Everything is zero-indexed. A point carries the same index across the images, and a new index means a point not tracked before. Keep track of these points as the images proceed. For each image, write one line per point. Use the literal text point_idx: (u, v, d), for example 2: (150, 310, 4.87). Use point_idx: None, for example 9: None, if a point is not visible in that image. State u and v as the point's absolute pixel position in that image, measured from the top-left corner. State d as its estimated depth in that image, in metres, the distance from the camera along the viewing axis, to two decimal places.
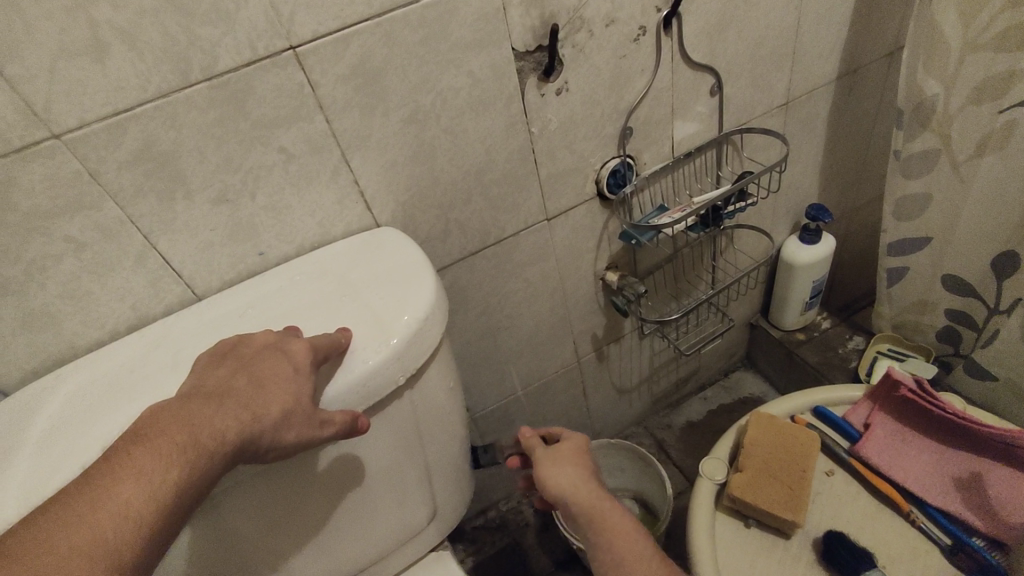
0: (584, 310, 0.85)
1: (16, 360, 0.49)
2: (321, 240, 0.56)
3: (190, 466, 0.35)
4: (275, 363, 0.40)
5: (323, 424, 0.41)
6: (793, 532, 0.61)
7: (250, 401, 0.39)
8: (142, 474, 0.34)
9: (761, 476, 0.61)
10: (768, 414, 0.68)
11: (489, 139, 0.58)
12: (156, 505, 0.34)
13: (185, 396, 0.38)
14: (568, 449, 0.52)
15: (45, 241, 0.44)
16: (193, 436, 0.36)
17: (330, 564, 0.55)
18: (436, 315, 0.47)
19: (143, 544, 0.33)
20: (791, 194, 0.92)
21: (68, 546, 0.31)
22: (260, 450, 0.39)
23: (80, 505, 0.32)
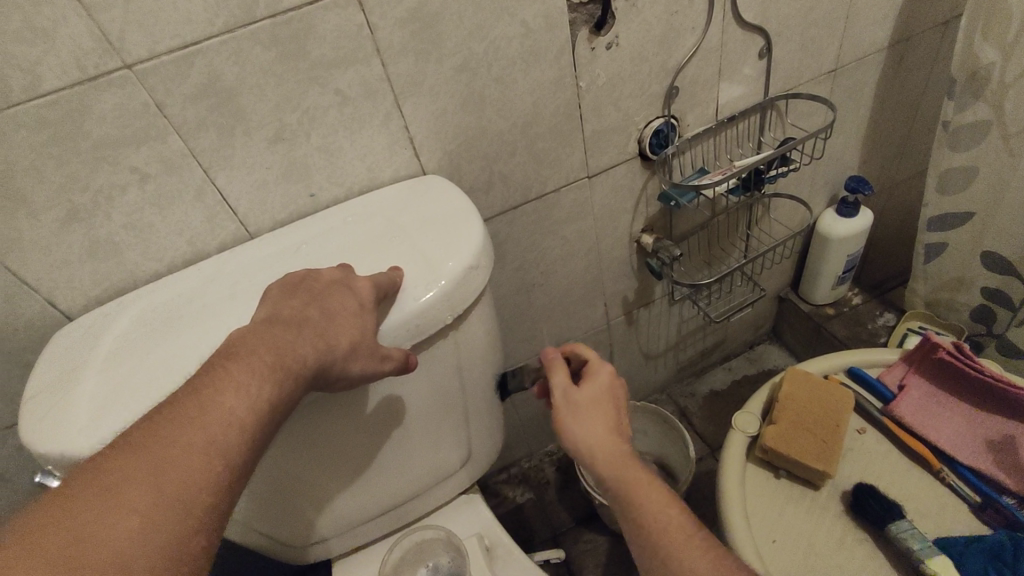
0: (617, 272, 0.86)
1: (83, 286, 0.51)
2: (370, 185, 0.57)
3: (279, 386, 0.37)
4: (343, 298, 0.42)
5: (384, 358, 0.43)
6: (823, 484, 0.63)
7: (324, 331, 0.40)
8: (241, 387, 0.36)
9: (794, 429, 0.62)
10: (804, 371, 0.68)
11: (537, 91, 0.59)
12: (256, 416, 0.36)
13: (264, 322, 0.40)
14: (587, 392, 0.47)
15: (112, 170, 0.46)
16: (281, 357, 0.38)
17: (372, 497, 0.58)
18: (483, 259, 0.48)
19: (245, 450, 0.35)
20: (831, 165, 0.91)
21: (186, 444, 0.33)
22: (330, 379, 0.41)
23: (189, 409, 0.35)
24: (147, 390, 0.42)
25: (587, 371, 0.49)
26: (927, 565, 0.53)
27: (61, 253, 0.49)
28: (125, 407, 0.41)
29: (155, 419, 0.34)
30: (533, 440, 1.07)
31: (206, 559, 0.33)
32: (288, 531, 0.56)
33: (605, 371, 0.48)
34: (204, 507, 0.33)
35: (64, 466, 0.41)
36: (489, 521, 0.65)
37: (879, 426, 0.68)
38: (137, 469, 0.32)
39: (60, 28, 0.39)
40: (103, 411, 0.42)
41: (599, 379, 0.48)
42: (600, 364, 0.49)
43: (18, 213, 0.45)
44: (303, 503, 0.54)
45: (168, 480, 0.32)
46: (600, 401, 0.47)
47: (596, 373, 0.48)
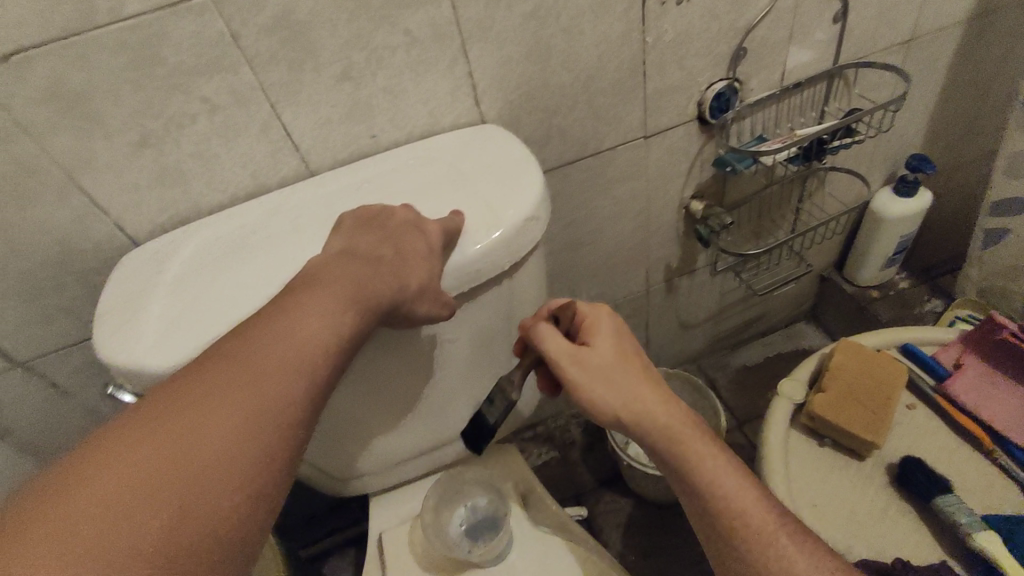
0: (663, 237, 0.85)
1: (149, 213, 0.53)
2: (430, 130, 0.57)
3: (354, 317, 0.38)
4: (414, 240, 0.42)
5: (445, 305, 0.43)
6: (868, 456, 0.63)
7: (398, 270, 0.41)
8: (326, 313, 0.37)
9: (845, 399, 0.62)
10: (855, 342, 0.67)
11: (603, 45, 0.58)
12: (338, 342, 0.38)
13: (342, 255, 0.41)
14: (612, 349, 0.46)
15: (185, 99, 0.47)
16: (359, 291, 0.39)
17: (412, 437, 0.60)
18: (543, 209, 0.48)
19: (330, 371, 0.37)
20: (894, 142, 0.88)
21: (276, 358, 0.35)
22: (397, 317, 0.42)
23: (278, 327, 0.36)
24: (210, 314, 0.44)
25: (590, 329, 0.47)
26: (973, 537, 0.54)
27: (132, 177, 0.50)
28: (190, 329, 0.43)
29: (252, 328, 0.36)
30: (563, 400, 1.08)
31: (293, 462, 0.35)
32: (332, 462, 0.58)
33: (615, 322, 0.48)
34: (292, 419, 0.35)
35: (133, 379, 0.43)
36: (522, 470, 0.66)
37: (931, 404, 0.67)
38: (235, 374, 0.34)
39: None
40: (169, 331, 0.43)
41: (614, 333, 0.47)
42: (606, 317, 0.48)
43: (95, 134, 0.46)
44: (350, 436, 0.55)
45: (262, 390, 0.34)
46: (626, 353, 0.47)
47: (608, 326, 0.48)
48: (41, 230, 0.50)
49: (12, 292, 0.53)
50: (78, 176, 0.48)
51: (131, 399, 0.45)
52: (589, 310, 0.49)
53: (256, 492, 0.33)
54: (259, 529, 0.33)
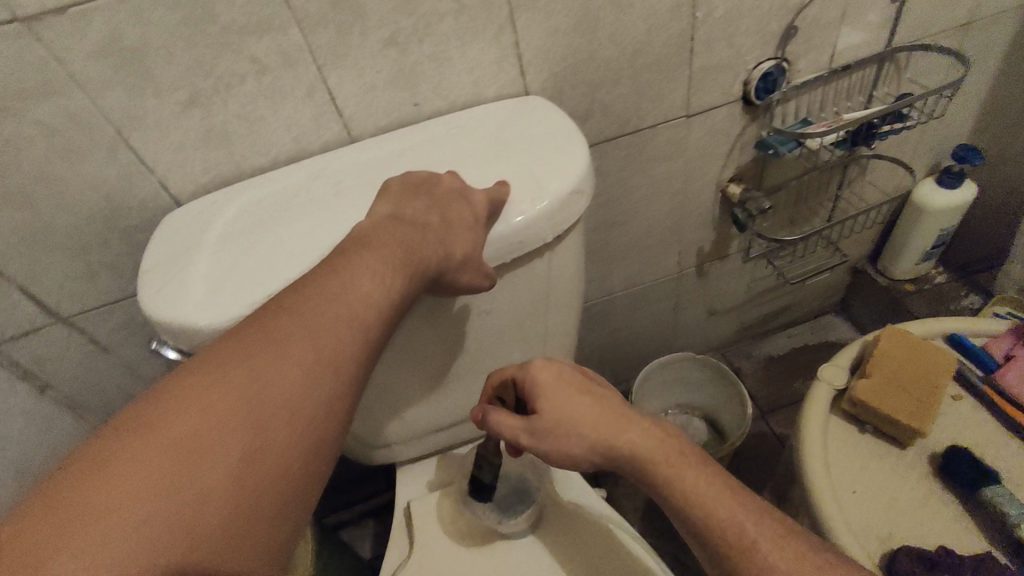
0: (697, 221, 0.84)
1: (193, 173, 0.53)
2: (472, 100, 0.57)
3: (406, 281, 0.38)
4: (460, 209, 0.42)
5: (487, 276, 0.43)
6: (910, 443, 0.62)
7: (444, 238, 0.41)
8: (378, 275, 0.37)
9: (890, 387, 0.60)
10: (902, 329, 0.65)
11: (652, 18, 0.57)
12: (391, 303, 0.38)
13: (390, 219, 0.41)
14: (561, 403, 0.45)
15: (234, 58, 0.47)
16: (410, 255, 0.39)
17: (442, 410, 0.60)
18: (587, 182, 0.48)
19: (381, 331, 0.38)
20: (940, 131, 0.86)
21: (332, 316, 0.36)
22: (441, 284, 0.42)
23: (333, 286, 0.36)
24: (253, 275, 0.44)
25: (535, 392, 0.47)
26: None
27: (178, 137, 0.50)
28: (234, 290, 0.43)
29: (308, 286, 0.36)
30: None
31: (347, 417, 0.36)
32: (362, 429, 0.58)
33: (551, 373, 0.47)
34: (346, 376, 0.35)
35: (178, 336, 0.43)
36: None
37: (977, 393, 0.65)
38: (295, 330, 0.35)
39: None
40: (213, 290, 0.44)
41: (556, 385, 0.46)
42: (541, 373, 0.47)
43: (145, 91, 0.47)
44: (381, 404, 0.56)
45: (319, 346, 0.35)
46: (577, 401, 0.46)
47: (549, 380, 0.47)
48: (89, 187, 0.51)
49: (58, 248, 0.53)
50: (127, 132, 0.49)
51: (175, 355, 0.46)
52: (526, 370, 0.48)
53: (313, 446, 0.34)
54: (312, 483, 0.34)
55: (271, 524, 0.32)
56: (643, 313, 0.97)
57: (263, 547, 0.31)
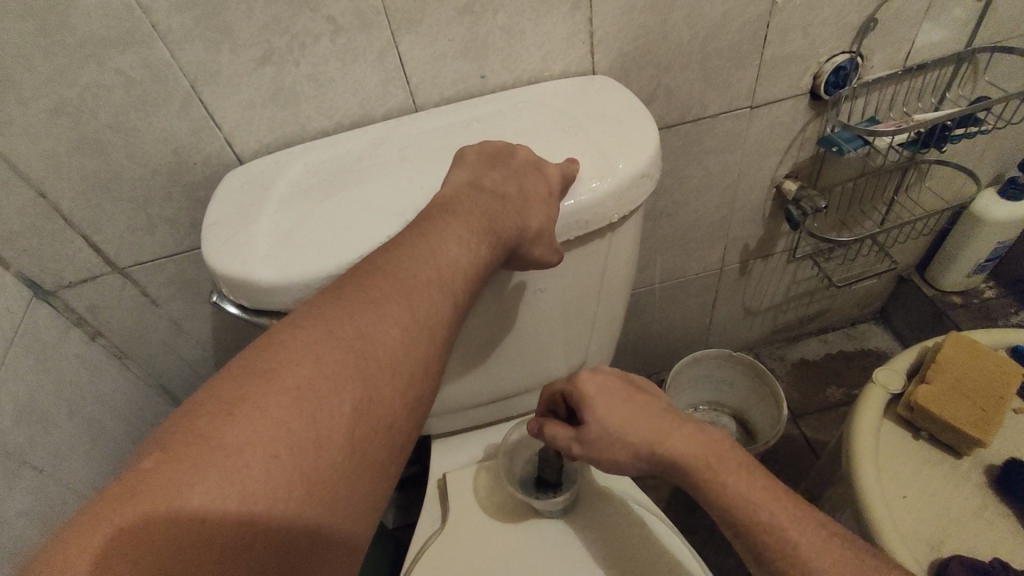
0: (747, 216, 0.83)
1: (258, 132, 0.53)
2: (539, 76, 0.56)
3: (487, 250, 0.40)
4: (537, 181, 0.41)
5: (555, 251, 0.43)
6: (967, 453, 0.60)
7: (521, 210, 0.41)
8: (462, 241, 0.38)
9: (950, 392, 0.59)
10: (968, 338, 0.63)
11: (730, 2, 0.55)
12: (476, 269, 0.39)
13: (469, 186, 0.41)
14: (610, 414, 0.43)
15: (311, 17, 0.47)
16: (493, 226, 0.40)
17: (485, 388, 0.59)
18: (657, 164, 0.47)
19: (468, 295, 0.39)
20: (1008, 140, 0.83)
21: (424, 279, 0.37)
22: (513, 256, 0.42)
23: (422, 249, 0.37)
24: (319, 235, 0.44)
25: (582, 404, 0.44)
26: None
27: (249, 94, 0.50)
28: (299, 248, 0.44)
29: (397, 250, 0.37)
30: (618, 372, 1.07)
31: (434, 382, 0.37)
32: None
33: (595, 385, 0.44)
34: (437, 337, 0.37)
35: (240, 290, 0.44)
36: None
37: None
38: (391, 290, 0.36)
39: None
40: (277, 247, 0.44)
41: (602, 395, 0.44)
42: (587, 383, 0.45)
43: (222, 46, 0.47)
44: None
45: (415, 306, 0.36)
46: (624, 411, 0.43)
47: (595, 391, 0.44)
48: (159, 139, 0.51)
49: (123, 198, 0.54)
50: (199, 86, 0.49)
51: (234, 311, 0.46)
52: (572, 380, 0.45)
53: (410, 405, 0.35)
54: (404, 442, 0.35)
55: (369, 483, 0.33)
56: (681, 307, 0.96)
57: (362, 499, 0.32)
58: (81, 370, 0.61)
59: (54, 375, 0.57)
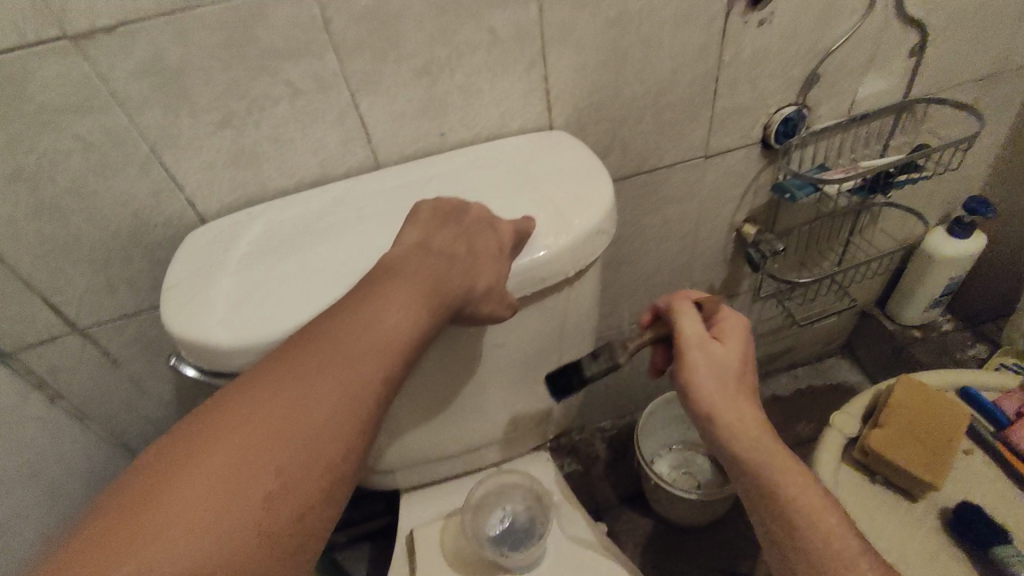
0: (709, 259, 0.85)
1: (219, 191, 0.54)
2: (497, 132, 0.58)
3: (434, 315, 0.39)
4: (487, 240, 0.42)
5: (508, 306, 0.43)
6: (921, 496, 0.62)
7: (469, 270, 0.41)
8: (403, 307, 0.37)
9: (902, 436, 0.61)
10: (917, 380, 0.65)
11: (679, 59, 0.58)
12: (414, 335, 0.37)
13: (417, 248, 0.40)
14: (741, 355, 0.43)
15: (271, 81, 0.48)
16: (436, 288, 0.39)
17: (452, 439, 0.59)
18: (612, 218, 0.48)
19: (405, 362, 0.37)
20: (953, 181, 0.87)
21: (358, 347, 0.35)
22: (463, 315, 0.42)
23: (360, 317, 0.36)
24: (283, 294, 0.44)
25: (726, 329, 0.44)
26: None
27: (209, 155, 0.51)
28: (262, 307, 0.44)
29: (335, 317, 0.36)
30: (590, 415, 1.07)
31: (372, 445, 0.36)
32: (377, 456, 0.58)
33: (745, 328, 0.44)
34: (369, 410, 0.35)
35: (197, 354, 0.44)
36: (556, 480, 0.66)
37: (989, 449, 0.64)
38: (322, 360, 0.35)
39: None
40: (239, 308, 0.44)
41: (744, 342, 0.44)
42: (744, 326, 0.44)
43: (181, 109, 0.47)
44: (394, 430, 0.56)
45: (343, 381, 0.35)
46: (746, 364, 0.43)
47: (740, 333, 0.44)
48: (118, 201, 0.51)
49: (82, 260, 0.54)
50: (160, 149, 0.49)
51: (190, 373, 0.46)
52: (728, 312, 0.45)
53: (340, 478, 0.34)
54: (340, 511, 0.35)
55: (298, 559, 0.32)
56: None
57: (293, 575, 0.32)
58: (37, 433, 0.59)
59: (5, 441, 0.55)
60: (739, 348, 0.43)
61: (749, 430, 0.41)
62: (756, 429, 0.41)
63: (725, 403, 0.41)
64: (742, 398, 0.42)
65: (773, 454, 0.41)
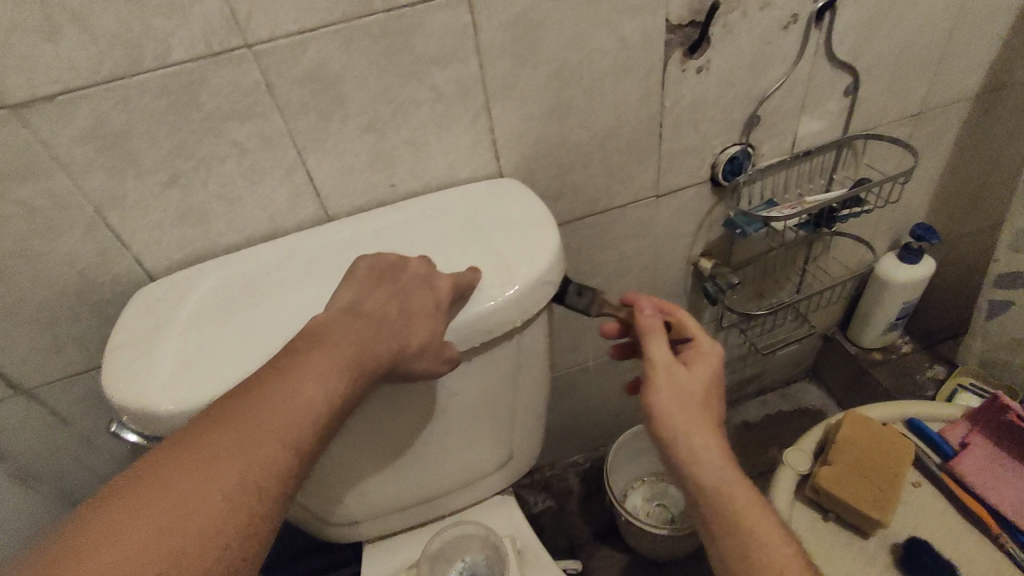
0: (669, 293, 0.86)
1: (168, 250, 0.53)
2: (447, 181, 0.58)
3: (359, 381, 0.39)
4: (424, 297, 0.42)
5: (447, 360, 0.44)
6: (873, 534, 0.62)
7: (399, 331, 0.41)
8: (322, 378, 0.37)
9: (852, 474, 0.62)
10: (865, 417, 0.67)
11: (622, 106, 0.59)
12: (331, 406, 0.37)
13: (346, 312, 0.41)
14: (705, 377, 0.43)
15: (216, 142, 0.48)
16: (359, 355, 0.39)
17: (411, 488, 0.59)
18: (558, 266, 0.49)
19: (319, 437, 0.37)
20: (899, 209, 0.89)
21: (267, 428, 0.35)
22: (397, 374, 0.42)
23: (274, 394, 0.36)
24: (232, 352, 0.44)
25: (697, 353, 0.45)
26: None
27: (156, 215, 0.51)
28: (211, 366, 0.43)
29: (248, 395, 0.36)
30: (560, 449, 1.06)
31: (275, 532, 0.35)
32: (334, 510, 0.57)
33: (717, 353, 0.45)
34: (274, 492, 0.34)
35: (138, 418, 0.43)
36: (519, 525, 0.65)
37: (936, 481, 0.67)
38: (226, 445, 0.34)
39: (194, 6, 0.41)
40: (186, 369, 0.44)
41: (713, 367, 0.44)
42: (713, 349, 0.45)
43: (125, 173, 0.47)
44: (348, 484, 0.55)
45: (248, 462, 0.34)
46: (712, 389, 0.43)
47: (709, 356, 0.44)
48: (63, 263, 0.51)
49: (26, 322, 0.53)
50: (104, 212, 0.49)
51: (133, 439, 0.45)
52: (700, 334, 0.46)
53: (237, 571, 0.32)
54: None
55: None
56: (617, 381, 0.98)
57: None
58: None
59: None
60: (708, 371, 0.43)
61: (700, 451, 0.40)
62: (713, 455, 0.40)
63: (680, 418, 0.41)
64: (706, 422, 0.42)
65: (729, 480, 0.40)
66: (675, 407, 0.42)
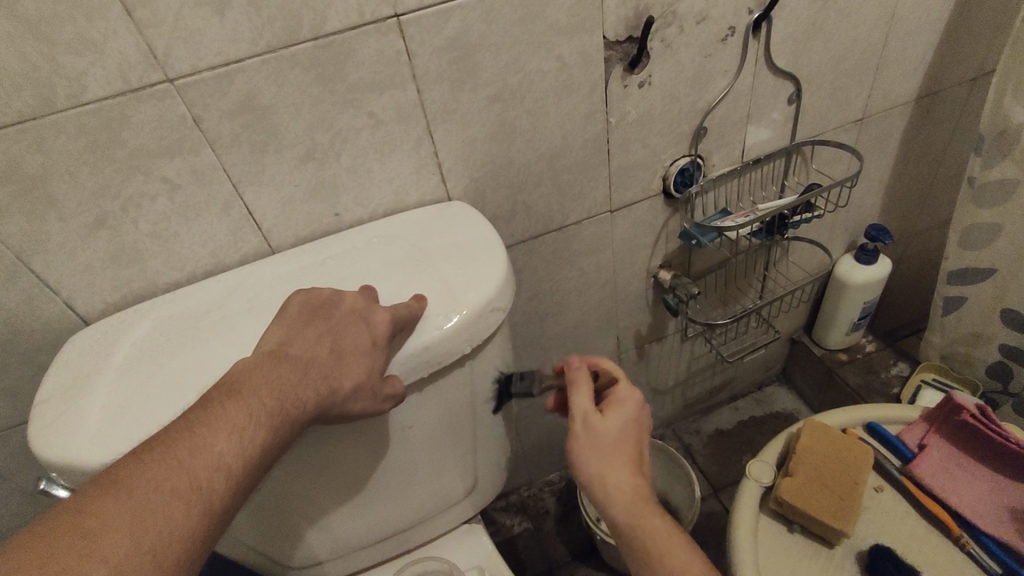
0: (632, 306, 0.85)
1: (101, 292, 0.51)
2: (395, 208, 0.57)
3: (281, 430, 0.38)
4: (358, 334, 0.41)
5: (385, 398, 0.42)
6: (837, 543, 0.62)
7: (329, 373, 0.40)
8: (235, 431, 0.36)
9: (811, 484, 0.62)
10: (821, 425, 0.68)
11: (568, 124, 0.59)
12: (244, 463, 0.36)
13: (270, 356, 0.39)
14: (618, 420, 0.44)
15: (144, 179, 0.47)
16: (282, 402, 0.38)
17: (371, 525, 0.57)
18: (506, 289, 0.48)
19: (228, 496, 0.35)
20: (852, 211, 0.90)
21: (171, 488, 0.33)
22: (330, 418, 0.41)
23: (180, 451, 0.35)
24: (169, 396, 0.42)
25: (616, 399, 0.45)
26: None
27: (85, 258, 0.49)
28: (147, 412, 0.42)
29: (151, 455, 0.34)
30: (534, 469, 1.05)
31: None
32: (291, 554, 0.55)
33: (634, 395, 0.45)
34: (176, 558, 0.32)
35: (67, 474, 0.40)
36: (488, 554, 0.63)
37: (896, 484, 0.67)
38: (123, 508, 0.32)
39: (109, 41, 0.40)
40: (118, 418, 0.42)
41: (625, 407, 0.44)
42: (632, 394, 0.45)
43: (47, 215, 0.45)
44: (302, 526, 0.52)
45: (143, 527, 0.32)
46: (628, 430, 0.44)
47: (623, 398, 0.45)
48: None
49: None
50: (28, 257, 0.47)
51: (65, 494, 0.43)
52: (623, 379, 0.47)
53: None
54: None
55: None
56: None
57: None
58: None
59: None
60: (625, 415, 0.44)
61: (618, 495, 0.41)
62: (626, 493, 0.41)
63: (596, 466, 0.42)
64: (621, 461, 0.42)
65: (641, 519, 0.40)
66: (589, 454, 0.43)
